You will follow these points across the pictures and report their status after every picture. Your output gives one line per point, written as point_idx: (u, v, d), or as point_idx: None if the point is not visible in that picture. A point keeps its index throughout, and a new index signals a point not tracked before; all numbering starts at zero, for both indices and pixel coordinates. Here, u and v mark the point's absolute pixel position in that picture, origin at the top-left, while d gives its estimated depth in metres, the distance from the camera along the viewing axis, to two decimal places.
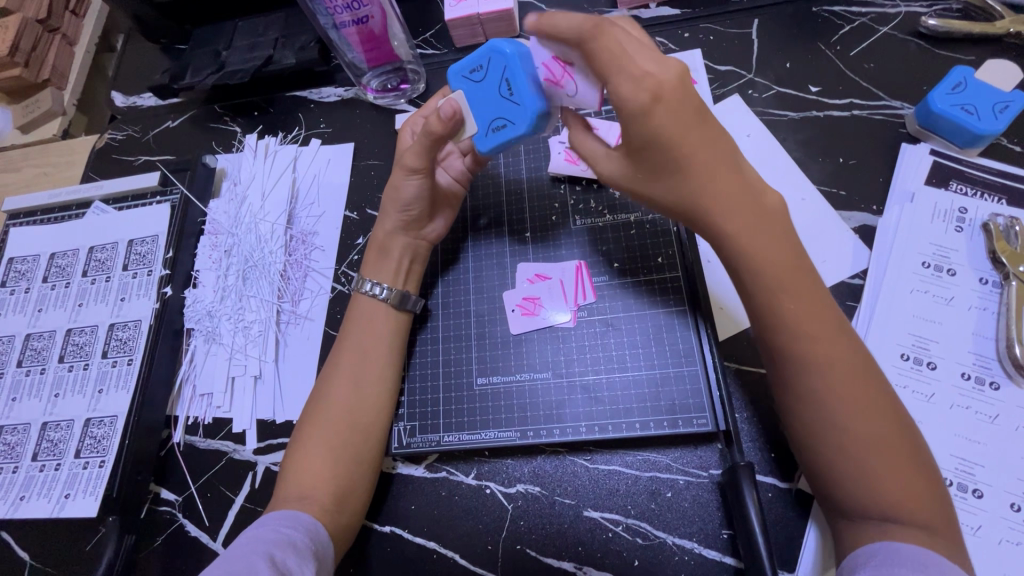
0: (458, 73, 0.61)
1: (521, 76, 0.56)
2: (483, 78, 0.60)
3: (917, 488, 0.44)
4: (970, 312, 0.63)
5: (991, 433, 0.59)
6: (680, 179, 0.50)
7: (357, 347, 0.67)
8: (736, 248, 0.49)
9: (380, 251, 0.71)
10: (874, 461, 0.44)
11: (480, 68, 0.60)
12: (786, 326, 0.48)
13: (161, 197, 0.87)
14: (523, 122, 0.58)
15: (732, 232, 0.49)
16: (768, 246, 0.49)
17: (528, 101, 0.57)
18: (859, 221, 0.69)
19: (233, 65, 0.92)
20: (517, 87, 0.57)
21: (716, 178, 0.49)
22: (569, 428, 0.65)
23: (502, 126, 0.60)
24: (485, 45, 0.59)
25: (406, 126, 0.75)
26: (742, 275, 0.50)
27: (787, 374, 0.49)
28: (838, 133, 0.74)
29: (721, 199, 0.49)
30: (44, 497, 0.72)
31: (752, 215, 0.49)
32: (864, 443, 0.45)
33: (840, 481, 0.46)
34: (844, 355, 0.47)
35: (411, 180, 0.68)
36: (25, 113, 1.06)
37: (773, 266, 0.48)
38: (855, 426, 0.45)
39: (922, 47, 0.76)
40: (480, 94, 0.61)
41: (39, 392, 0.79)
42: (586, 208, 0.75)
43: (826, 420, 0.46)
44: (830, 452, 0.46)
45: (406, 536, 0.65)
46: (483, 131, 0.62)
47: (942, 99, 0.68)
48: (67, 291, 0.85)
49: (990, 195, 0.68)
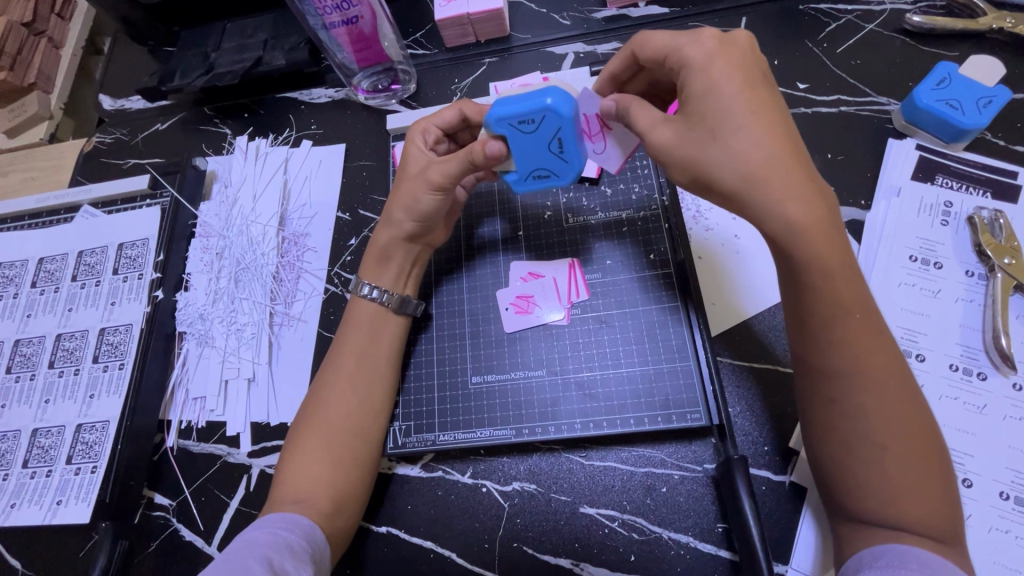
0: (504, 119, 0.56)
1: (574, 138, 0.56)
2: (533, 131, 0.57)
3: (937, 499, 0.45)
4: (957, 305, 0.64)
5: (980, 422, 0.60)
6: (745, 155, 0.46)
7: (358, 347, 0.67)
8: (802, 244, 0.45)
9: (373, 251, 0.70)
10: (902, 468, 0.45)
11: (530, 119, 0.56)
12: (830, 339, 0.47)
13: (151, 201, 0.87)
14: (568, 177, 0.61)
15: (802, 226, 0.45)
16: (835, 246, 0.45)
17: (576, 161, 0.59)
18: (847, 216, 0.70)
19: (222, 66, 0.92)
20: (569, 148, 0.57)
21: (784, 169, 0.45)
22: (565, 425, 0.65)
23: (545, 175, 0.61)
24: (537, 100, 0.55)
25: (416, 136, 0.69)
26: (804, 275, 0.46)
27: (827, 378, 0.47)
28: (826, 130, 0.75)
29: (791, 192, 0.45)
30: (35, 504, 0.71)
31: (822, 211, 0.45)
32: (892, 451, 0.45)
33: (863, 485, 0.46)
34: (881, 368, 0.46)
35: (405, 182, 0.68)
36: (10, 117, 1.05)
37: (837, 268, 0.45)
38: (887, 434, 0.45)
39: (908, 44, 0.77)
40: (525, 144, 0.58)
41: (29, 399, 0.78)
42: (579, 206, 0.75)
43: (860, 426, 0.46)
44: (859, 458, 0.46)
45: (403, 536, 0.65)
46: (522, 174, 0.62)
47: (927, 94, 0.69)
48: (56, 296, 0.85)
49: (975, 188, 0.69)
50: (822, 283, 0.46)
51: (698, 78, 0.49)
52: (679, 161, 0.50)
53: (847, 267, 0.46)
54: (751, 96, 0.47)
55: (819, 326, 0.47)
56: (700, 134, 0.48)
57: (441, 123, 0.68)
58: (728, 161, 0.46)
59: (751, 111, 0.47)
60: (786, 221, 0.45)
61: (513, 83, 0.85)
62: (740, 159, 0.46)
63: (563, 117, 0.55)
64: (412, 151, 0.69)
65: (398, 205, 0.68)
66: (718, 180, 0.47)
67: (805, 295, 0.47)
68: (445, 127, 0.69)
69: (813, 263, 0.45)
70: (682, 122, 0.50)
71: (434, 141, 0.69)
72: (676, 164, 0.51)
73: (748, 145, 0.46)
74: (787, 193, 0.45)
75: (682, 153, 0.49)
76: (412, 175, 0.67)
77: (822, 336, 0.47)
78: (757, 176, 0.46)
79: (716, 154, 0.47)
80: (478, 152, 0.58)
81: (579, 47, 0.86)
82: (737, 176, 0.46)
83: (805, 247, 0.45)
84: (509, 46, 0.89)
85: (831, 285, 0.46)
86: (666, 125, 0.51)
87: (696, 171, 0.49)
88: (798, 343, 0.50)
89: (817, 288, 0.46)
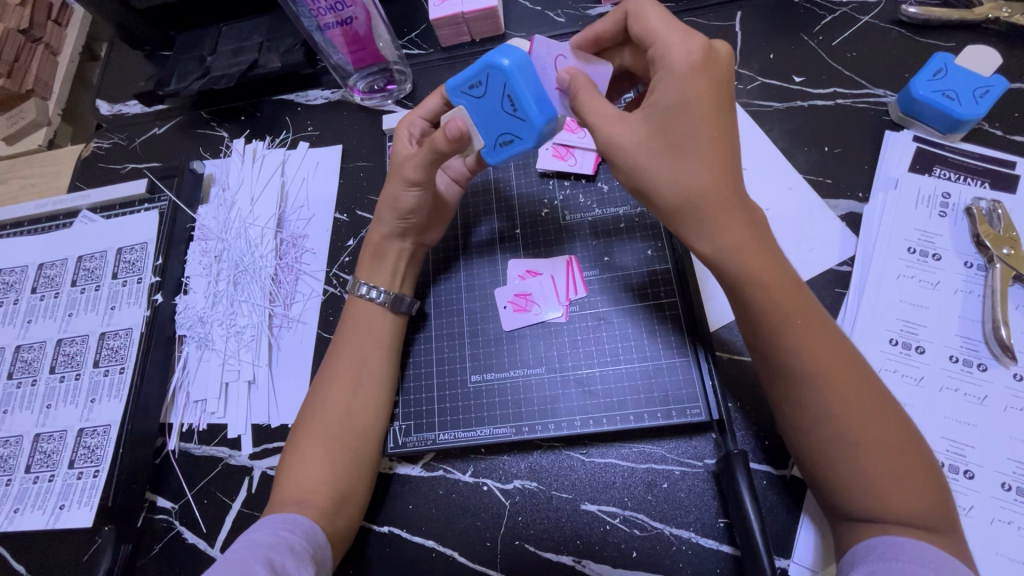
0: (458, 87, 0.58)
1: (523, 90, 0.55)
2: (483, 94, 0.57)
3: (919, 492, 0.44)
4: (956, 296, 0.64)
5: (981, 413, 0.59)
6: (685, 176, 0.47)
7: (355, 350, 0.66)
8: (736, 264, 0.47)
9: (373, 253, 0.70)
10: (875, 467, 0.45)
11: (478, 82, 0.57)
12: (787, 348, 0.47)
13: (149, 205, 0.87)
14: (530, 137, 0.58)
15: (731, 251, 0.47)
16: (766, 263, 0.47)
17: (533, 116, 0.56)
18: (845, 209, 0.70)
19: (218, 69, 0.92)
20: (522, 104, 0.56)
21: (719, 191, 0.47)
22: (564, 422, 0.65)
23: (510, 140, 0.59)
24: (482, 59, 0.56)
25: (402, 129, 0.68)
26: (742, 294, 0.48)
27: (792, 384, 0.47)
28: (822, 123, 0.75)
29: (726, 217, 0.47)
30: (39, 509, 0.71)
31: (751, 232, 0.47)
32: (866, 451, 0.45)
33: (841, 484, 0.46)
34: (841, 369, 0.46)
35: (402, 182, 0.67)
36: (9, 124, 1.05)
37: (773, 284, 0.47)
38: (857, 433, 0.45)
39: (904, 35, 0.77)
40: (483, 109, 0.58)
41: (30, 404, 0.79)
42: (576, 203, 0.75)
43: (829, 428, 0.46)
44: (834, 458, 0.46)
45: (405, 535, 0.65)
46: (489, 145, 0.61)
47: (923, 85, 0.68)
48: (56, 302, 0.85)
49: (973, 179, 0.69)
50: (761, 301, 0.47)
51: (670, 84, 0.49)
52: (625, 164, 0.51)
53: (782, 281, 0.47)
54: (711, 114, 0.48)
55: (770, 341, 0.48)
56: (648, 144, 0.49)
57: (425, 114, 0.67)
58: (668, 179, 0.48)
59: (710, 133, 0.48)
60: (716, 245, 0.47)
61: None
62: (681, 183, 0.48)
63: (506, 68, 0.54)
64: (397, 146, 0.68)
65: (393, 203, 0.68)
66: (659, 196, 0.49)
67: (746, 311, 0.48)
68: (431, 118, 0.68)
69: (750, 282, 0.47)
70: (642, 125, 0.50)
71: (421, 134, 0.68)
72: (621, 167, 0.51)
73: (688, 171, 0.47)
74: (720, 218, 0.47)
75: (630, 156, 0.50)
76: (396, 172, 0.67)
77: (774, 345, 0.47)
78: (696, 198, 0.47)
79: (660, 172, 0.49)
80: (443, 136, 0.59)
81: None
82: (674, 197, 0.48)
83: (740, 269, 0.47)
84: (504, 43, 0.89)
85: (770, 300, 0.47)
86: (623, 126, 0.51)
87: (641, 182, 0.50)
88: (757, 354, 0.50)
89: (759, 303, 0.47)
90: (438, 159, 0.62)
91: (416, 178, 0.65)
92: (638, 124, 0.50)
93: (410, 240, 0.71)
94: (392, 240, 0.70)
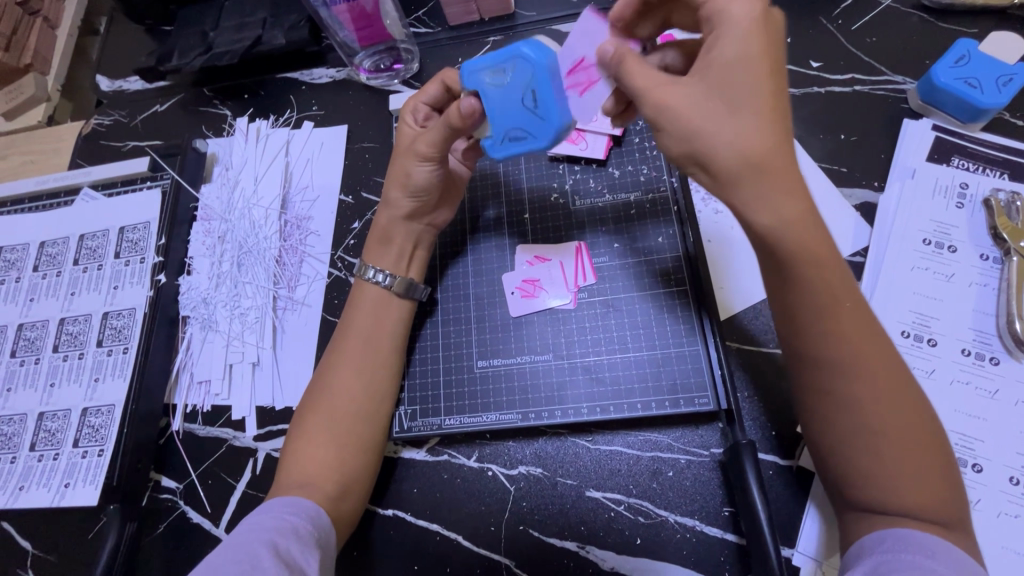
0: (478, 71, 0.56)
1: (549, 86, 0.53)
2: (505, 81, 0.55)
3: (939, 485, 0.44)
4: (971, 289, 0.63)
5: (992, 407, 0.59)
6: (745, 140, 0.45)
7: (361, 335, 0.66)
8: (789, 237, 0.45)
9: (381, 236, 0.69)
10: (904, 451, 0.44)
11: (502, 67, 0.55)
12: (822, 330, 0.46)
13: (151, 183, 0.86)
14: (544, 137, 0.55)
15: (789, 223, 0.45)
16: (817, 238, 0.46)
17: (553, 116, 0.54)
18: (859, 198, 0.69)
19: (221, 46, 0.90)
20: (543, 100, 0.54)
21: (778, 157, 0.45)
22: (571, 410, 0.65)
23: (520, 137, 0.56)
24: (512, 47, 0.55)
25: (408, 115, 0.67)
26: (791, 269, 0.46)
27: (824, 369, 0.46)
28: (838, 111, 0.73)
29: (788, 185, 0.45)
30: (44, 486, 0.72)
31: (806, 206, 0.46)
32: (892, 440, 0.44)
33: (866, 471, 0.45)
34: (874, 355, 0.46)
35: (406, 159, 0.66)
36: (8, 100, 1.03)
37: (825, 260, 0.45)
38: (883, 418, 0.45)
39: (925, 20, 0.75)
40: (500, 99, 0.56)
41: (34, 382, 0.78)
42: (586, 187, 0.73)
43: (856, 417, 0.45)
44: (858, 446, 0.45)
45: (408, 519, 0.66)
46: (496, 138, 0.57)
47: (945, 71, 0.67)
48: (58, 280, 0.84)
49: (992, 170, 0.67)
50: (811, 275, 0.45)
51: (732, 43, 0.46)
52: (676, 127, 0.47)
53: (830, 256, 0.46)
54: (770, 82, 0.46)
55: (809, 318, 0.46)
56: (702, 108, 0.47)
57: (427, 100, 0.67)
58: (726, 142, 0.45)
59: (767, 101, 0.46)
60: (776, 216, 0.45)
61: None
62: (742, 147, 0.45)
63: (537, 61, 0.53)
64: (403, 130, 0.68)
65: (402, 180, 0.67)
66: (715, 160, 0.46)
67: (791, 289, 0.46)
68: (434, 104, 0.67)
69: (798, 254, 0.45)
70: (702, 85, 0.47)
71: (425, 119, 0.68)
72: (672, 128, 0.48)
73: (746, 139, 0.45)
74: (780, 188, 0.44)
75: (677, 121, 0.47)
76: (406, 150, 0.67)
77: (811, 327, 0.46)
78: (758, 164, 0.45)
79: (723, 134, 0.46)
80: (455, 112, 0.58)
81: None
82: (732, 163, 0.45)
83: (796, 242, 0.45)
84: (514, 23, 0.87)
85: (818, 277, 0.46)
86: (677, 88, 0.48)
87: (694, 146, 0.47)
88: (789, 338, 0.48)
89: (805, 278, 0.46)
90: (448, 133, 0.62)
91: (429, 153, 0.64)
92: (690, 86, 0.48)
93: (417, 223, 0.70)
94: (398, 222, 0.69)
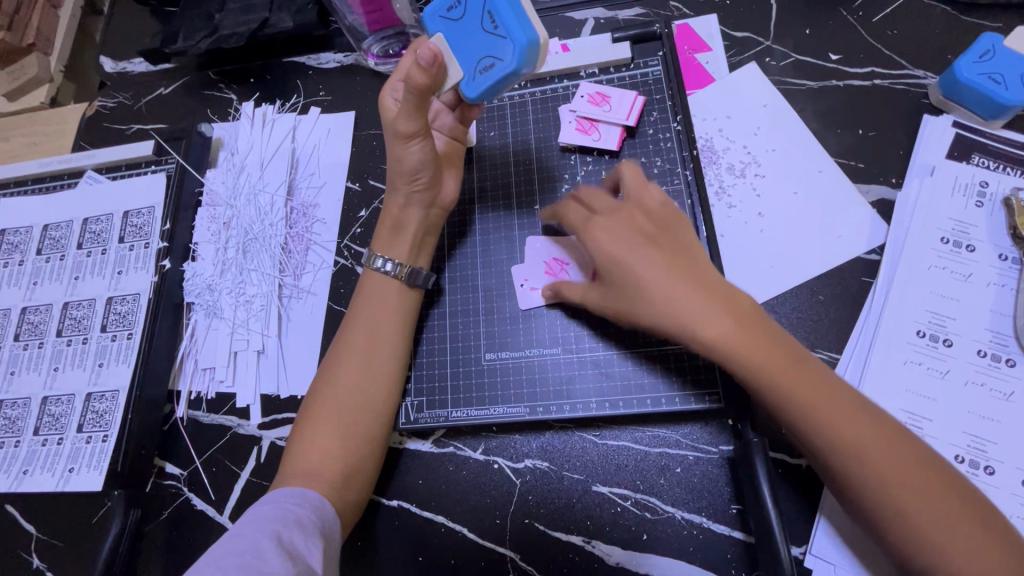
0: (442, 16, 0.59)
1: (502, 2, 0.53)
2: (463, 16, 0.57)
3: (985, 542, 0.44)
4: (988, 289, 0.62)
5: (1006, 410, 0.58)
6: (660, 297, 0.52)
7: (370, 326, 0.65)
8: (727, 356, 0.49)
9: (393, 226, 0.69)
10: (935, 502, 0.45)
11: (457, 5, 0.58)
12: (808, 425, 0.48)
13: (156, 167, 0.85)
14: (511, 56, 0.54)
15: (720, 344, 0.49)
16: (753, 350, 0.49)
17: (515, 31, 0.53)
18: (876, 195, 0.68)
19: (227, 28, 0.88)
20: (501, 18, 0.54)
21: (683, 295, 0.51)
22: (579, 404, 0.64)
23: (491, 64, 0.56)
24: None
25: (386, 91, 0.67)
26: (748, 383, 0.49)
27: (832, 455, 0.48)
28: (857, 104, 0.72)
29: (700, 312, 0.50)
30: (47, 471, 0.71)
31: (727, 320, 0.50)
32: (920, 510, 0.45)
33: (908, 538, 0.45)
34: (866, 432, 0.47)
35: (411, 147, 0.63)
36: (10, 79, 1.02)
37: (767, 367, 0.49)
38: (901, 479, 0.45)
39: (948, 13, 0.74)
40: (464, 37, 0.57)
41: (38, 366, 0.78)
42: (598, 178, 0.72)
43: (879, 493, 0.46)
44: (897, 520, 0.46)
45: (413, 510, 0.65)
46: (469, 75, 0.58)
47: (969, 66, 0.65)
48: (62, 264, 0.83)
49: (1012, 168, 0.66)
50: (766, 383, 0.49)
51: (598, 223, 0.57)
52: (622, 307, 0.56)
53: (775, 361, 0.49)
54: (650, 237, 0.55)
55: (793, 415, 0.49)
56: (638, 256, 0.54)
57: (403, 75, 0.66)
58: (655, 311, 0.52)
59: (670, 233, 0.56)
60: (706, 341, 0.49)
61: None
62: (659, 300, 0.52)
63: None
64: (386, 109, 0.67)
65: (404, 174, 0.65)
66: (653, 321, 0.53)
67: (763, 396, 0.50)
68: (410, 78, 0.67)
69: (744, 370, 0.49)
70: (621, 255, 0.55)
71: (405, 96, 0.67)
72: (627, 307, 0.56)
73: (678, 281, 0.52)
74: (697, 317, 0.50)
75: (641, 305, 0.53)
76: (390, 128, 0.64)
77: (800, 422, 0.48)
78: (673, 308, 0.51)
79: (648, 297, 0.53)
80: (415, 68, 0.55)
81: (600, 12, 0.83)
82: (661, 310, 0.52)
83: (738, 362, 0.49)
84: None
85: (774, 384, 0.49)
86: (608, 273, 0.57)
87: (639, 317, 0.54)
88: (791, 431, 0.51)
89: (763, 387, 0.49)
90: (420, 99, 0.58)
91: (411, 131, 0.61)
92: (614, 229, 0.56)
93: (431, 209, 0.69)
94: (414, 211, 0.68)
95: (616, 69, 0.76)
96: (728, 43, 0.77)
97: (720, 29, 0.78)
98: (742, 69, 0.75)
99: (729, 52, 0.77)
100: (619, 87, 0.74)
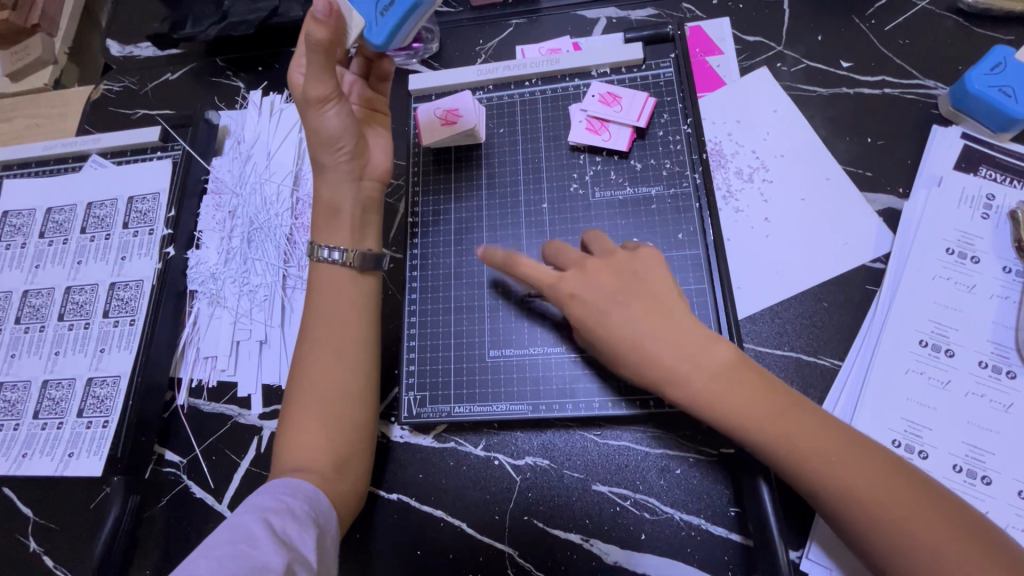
0: None
1: None
2: None
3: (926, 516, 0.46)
4: (991, 301, 0.63)
5: (1005, 421, 0.59)
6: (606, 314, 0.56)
7: (330, 319, 0.64)
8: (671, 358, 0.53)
9: (330, 212, 0.66)
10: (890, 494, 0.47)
11: None
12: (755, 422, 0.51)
13: (162, 153, 0.84)
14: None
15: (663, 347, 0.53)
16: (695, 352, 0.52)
17: None
18: (884, 204, 0.68)
19: (236, 15, 0.88)
20: None
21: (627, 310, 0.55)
22: (582, 403, 0.65)
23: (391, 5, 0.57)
24: None
25: (291, 69, 0.67)
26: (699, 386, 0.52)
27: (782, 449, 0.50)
28: (867, 113, 0.72)
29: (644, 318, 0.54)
30: (47, 455, 0.71)
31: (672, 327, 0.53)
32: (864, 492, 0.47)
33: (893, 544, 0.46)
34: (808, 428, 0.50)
35: (327, 113, 0.61)
36: (14, 60, 1.01)
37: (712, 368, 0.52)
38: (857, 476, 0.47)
39: (960, 24, 0.74)
40: None
41: (39, 349, 0.78)
42: (607, 179, 0.72)
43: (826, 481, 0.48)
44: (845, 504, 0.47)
45: (413, 504, 0.66)
46: (371, 20, 0.58)
47: (979, 79, 0.65)
48: (64, 248, 0.83)
49: (1020, 181, 0.66)
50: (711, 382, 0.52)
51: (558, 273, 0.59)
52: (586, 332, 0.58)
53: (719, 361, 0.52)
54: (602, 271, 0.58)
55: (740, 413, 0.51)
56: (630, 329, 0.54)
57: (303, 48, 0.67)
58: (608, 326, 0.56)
59: (652, 288, 0.56)
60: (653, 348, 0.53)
61: (541, 47, 0.81)
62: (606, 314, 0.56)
63: None
64: (296, 80, 0.67)
65: (324, 144, 0.64)
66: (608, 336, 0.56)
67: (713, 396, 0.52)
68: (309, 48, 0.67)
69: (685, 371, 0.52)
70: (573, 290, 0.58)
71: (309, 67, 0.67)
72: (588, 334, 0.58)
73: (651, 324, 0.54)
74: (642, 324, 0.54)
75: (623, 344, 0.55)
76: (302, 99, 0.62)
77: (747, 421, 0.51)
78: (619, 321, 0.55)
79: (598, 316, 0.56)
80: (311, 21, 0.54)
81: (612, 12, 0.83)
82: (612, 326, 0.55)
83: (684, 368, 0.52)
84: (538, 6, 0.85)
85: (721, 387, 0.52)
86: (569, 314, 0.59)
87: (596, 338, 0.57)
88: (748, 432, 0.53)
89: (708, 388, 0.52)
90: (322, 58, 0.57)
91: (324, 95, 0.60)
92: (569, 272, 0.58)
93: (362, 181, 0.67)
94: (345, 187, 0.66)
95: (628, 69, 0.76)
96: (739, 46, 0.77)
97: (732, 33, 0.78)
98: (752, 74, 0.76)
99: (740, 56, 0.77)
100: (630, 88, 0.74)
